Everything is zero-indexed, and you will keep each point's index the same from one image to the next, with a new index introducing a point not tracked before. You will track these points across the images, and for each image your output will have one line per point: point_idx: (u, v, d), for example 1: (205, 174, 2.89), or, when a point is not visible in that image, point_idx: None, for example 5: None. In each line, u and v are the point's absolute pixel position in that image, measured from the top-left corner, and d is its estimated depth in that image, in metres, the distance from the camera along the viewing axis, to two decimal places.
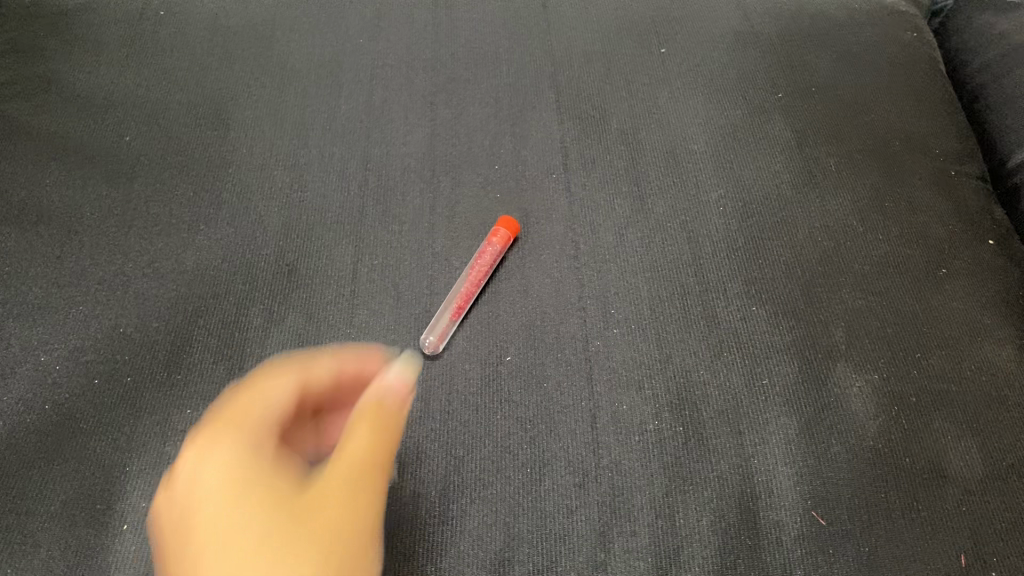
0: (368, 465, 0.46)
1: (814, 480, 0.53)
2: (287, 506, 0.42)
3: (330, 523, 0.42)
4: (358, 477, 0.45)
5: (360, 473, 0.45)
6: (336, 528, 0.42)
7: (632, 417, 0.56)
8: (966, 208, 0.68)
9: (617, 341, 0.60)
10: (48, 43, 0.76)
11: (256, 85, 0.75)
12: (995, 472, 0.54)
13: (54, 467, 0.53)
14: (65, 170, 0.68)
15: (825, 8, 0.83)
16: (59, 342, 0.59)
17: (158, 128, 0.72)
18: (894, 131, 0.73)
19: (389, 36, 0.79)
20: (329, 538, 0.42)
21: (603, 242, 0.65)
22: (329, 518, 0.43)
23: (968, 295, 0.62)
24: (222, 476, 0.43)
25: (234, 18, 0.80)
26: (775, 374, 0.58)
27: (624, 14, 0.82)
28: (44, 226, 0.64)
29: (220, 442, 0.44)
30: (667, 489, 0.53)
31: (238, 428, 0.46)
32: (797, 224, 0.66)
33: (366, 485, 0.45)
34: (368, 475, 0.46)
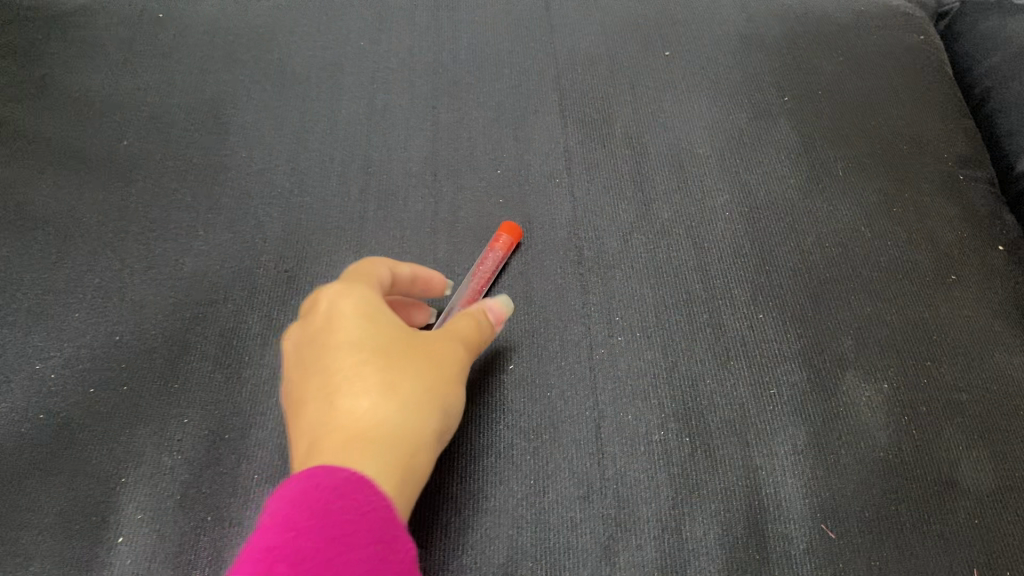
0: (469, 344, 0.53)
1: (823, 492, 0.52)
2: (406, 350, 0.49)
3: (439, 376, 0.49)
4: (461, 351, 0.52)
5: (463, 348, 0.53)
6: (440, 380, 0.49)
7: (637, 427, 0.55)
8: (976, 214, 0.67)
9: (622, 349, 0.59)
10: (46, 45, 0.76)
11: (255, 87, 0.75)
12: (1008, 483, 0.53)
13: (48, 478, 0.52)
14: (61, 174, 0.67)
15: (830, 11, 0.82)
16: (54, 351, 0.58)
17: (156, 130, 0.71)
18: (903, 135, 0.72)
19: (391, 39, 0.79)
20: (437, 384, 0.49)
21: (607, 247, 0.64)
22: (438, 370, 0.50)
23: (978, 302, 0.61)
24: (359, 313, 0.49)
25: (234, 20, 0.79)
26: (782, 383, 0.57)
27: (628, 16, 0.81)
28: (39, 231, 0.64)
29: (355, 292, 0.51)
30: (673, 502, 0.52)
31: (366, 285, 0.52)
32: (805, 229, 0.65)
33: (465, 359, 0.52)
34: (468, 352, 0.53)
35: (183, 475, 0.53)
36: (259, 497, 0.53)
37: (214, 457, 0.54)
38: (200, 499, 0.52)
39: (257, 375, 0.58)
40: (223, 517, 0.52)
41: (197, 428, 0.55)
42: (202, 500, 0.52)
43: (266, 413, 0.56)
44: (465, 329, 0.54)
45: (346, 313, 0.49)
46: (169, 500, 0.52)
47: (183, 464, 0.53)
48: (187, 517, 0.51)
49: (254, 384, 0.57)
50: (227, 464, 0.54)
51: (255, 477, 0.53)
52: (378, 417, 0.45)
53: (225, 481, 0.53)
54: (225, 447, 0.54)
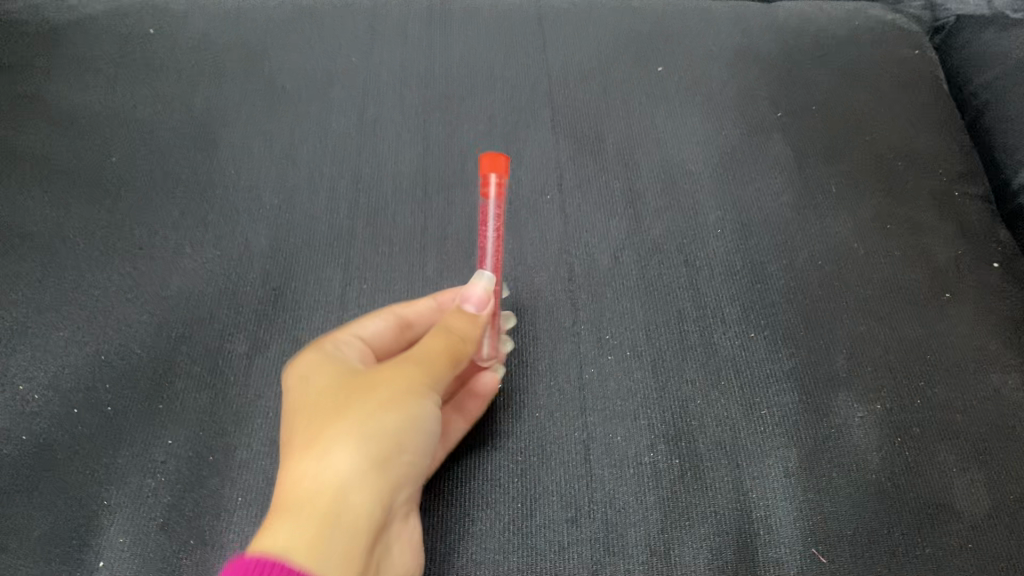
0: (427, 353, 0.46)
1: (815, 515, 0.52)
2: (345, 380, 0.45)
3: (382, 385, 0.43)
4: (423, 355, 0.46)
5: (422, 355, 0.46)
6: (386, 389, 0.43)
7: (627, 449, 0.54)
8: (972, 230, 0.66)
9: (612, 368, 0.58)
10: (35, 61, 0.75)
11: (244, 103, 0.74)
12: (1003, 506, 0.52)
13: (28, 501, 0.52)
14: (47, 191, 0.66)
15: (825, 25, 0.82)
16: (37, 370, 0.57)
17: (144, 146, 0.70)
18: (898, 151, 0.71)
19: (382, 53, 0.78)
20: (377, 383, 0.44)
21: (598, 265, 0.64)
22: (384, 368, 0.45)
23: (974, 320, 0.61)
24: (308, 364, 0.48)
25: (225, 34, 0.79)
26: (774, 404, 0.56)
27: (622, 30, 0.80)
28: (24, 249, 0.63)
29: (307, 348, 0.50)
30: (663, 525, 0.51)
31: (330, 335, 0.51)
32: (798, 247, 0.65)
33: (428, 360, 0.46)
34: (429, 360, 0.46)
35: (165, 497, 0.52)
36: (242, 520, 0.52)
37: (197, 479, 0.53)
38: (182, 522, 0.51)
39: (242, 395, 0.57)
40: (206, 540, 0.51)
41: (180, 449, 0.54)
42: (184, 523, 0.51)
43: (250, 433, 0.55)
44: (436, 336, 0.48)
45: (293, 369, 0.48)
46: (151, 523, 0.51)
47: (166, 487, 0.53)
48: (169, 541, 0.51)
49: (239, 405, 0.57)
50: (210, 486, 0.53)
51: (238, 499, 0.53)
52: (294, 460, 0.40)
53: (209, 503, 0.52)
54: (208, 469, 0.54)
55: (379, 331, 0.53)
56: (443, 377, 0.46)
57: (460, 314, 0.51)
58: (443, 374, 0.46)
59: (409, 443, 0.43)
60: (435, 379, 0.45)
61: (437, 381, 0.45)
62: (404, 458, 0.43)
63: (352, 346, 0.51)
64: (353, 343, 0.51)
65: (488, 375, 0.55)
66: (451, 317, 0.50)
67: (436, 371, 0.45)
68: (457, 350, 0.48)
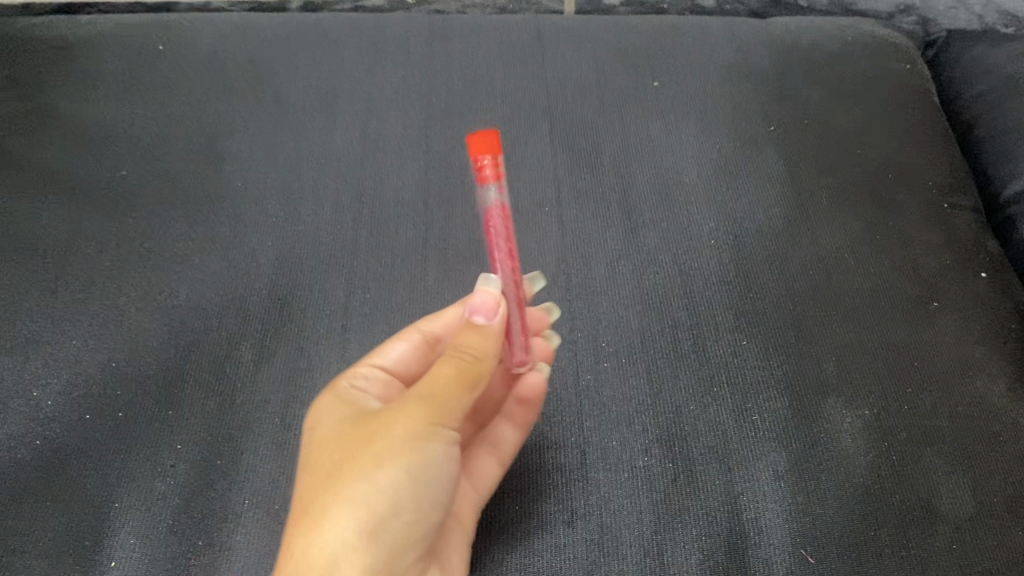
0: (429, 391, 0.44)
1: (804, 517, 0.53)
2: (353, 423, 0.46)
3: (378, 439, 0.43)
4: (427, 392, 0.44)
5: (426, 394, 0.44)
6: (381, 445, 0.43)
7: (622, 453, 0.56)
8: (960, 242, 0.68)
9: (608, 375, 0.60)
10: (48, 77, 0.77)
11: (251, 118, 0.76)
12: (987, 509, 0.54)
13: (42, 503, 0.53)
14: (60, 204, 0.69)
15: (819, 40, 0.83)
16: (51, 377, 0.59)
17: (154, 160, 0.73)
18: (888, 164, 0.73)
19: (385, 69, 0.80)
20: (368, 445, 0.43)
21: (595, 275, 0.66)
22: (381, 421, 0.44)
23: (961, 328, 0.62)
24: (335, 401, 0.49)
25: (233, 50, 0.81)
26: (765, 410, 0.58)
27: (619, 46, 0.82)
28: (38, 260, 0.65)
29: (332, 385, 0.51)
30: (656, 527, 0.53)
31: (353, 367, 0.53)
32: (790, 257, 0.66)
33: (429, 402, 0.44)
34: (430, 402, 0.44)
35: (174, 500, 0.54)
36: (248, 522, 0.54)
37: (205, 482, 0.55)
38: (191, 524, 0.53)
39: (248, 401, 0.59)
40: (213, 541, 0.53)
41: (189, 454, 0.56)
42: (192, 525, 0.53)
43: (256, 438, 0.57)
44: (447, 363, 0.45)
45: (320, 404, 0.49)
46: (160, 525, 0.53)
47: (174, 490, 0.55)
48: (178, 542, 0.52)
49: (246, 410, 0.58)
50: (217, 489, 0.55)
51: (245, 502, 0.54)
52: (291, 524, 0.43)
53: (216, 505, 0.54)
54: (216, 472, 0.55)
55: (405, 355, 0.54)
56: (450, 414, 0.44)
57: (467, 328, 0.47)
58: (449, 412, 0.44)
59: (408, 496, 0.43)
60: (439, 420, 0.44)
61: (441, 421, 0.44)
62: (406, 510, 0.43)
63: (375, 381, 0.53)
64: (376, 377, 0.53)
65: (532, 375, 0.54)
66: (461, 334, 0.47)
67: (439, 414, 0.44)
68: (469, 375, 0.45)
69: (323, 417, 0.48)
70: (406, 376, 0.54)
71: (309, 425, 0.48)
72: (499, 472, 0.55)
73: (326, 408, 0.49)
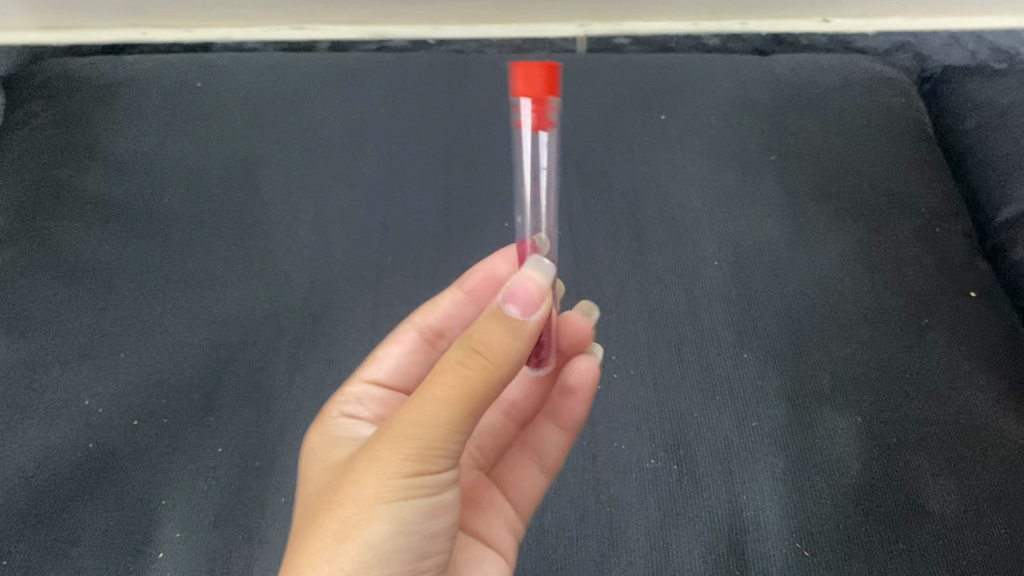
0: (402, 426, 0.38)
1: (799, 514, 0.58)
2: (340, 469, 0.42)
3: (345, 499, 0.39)
4: (415, 425, 0.37)
5: (401, 428, 0.38)
6: (347, 506, 0.38)
7: (631, 456, 0.61)
8: (951, 263, 0.72)
9: (617, 387, 0.65)
10: (94, 113, 0.83)
11: (285, 150, 0.81)
12: (972, 507, 0.58)
13: (95, 500, 0.58)
14: (109, 231, 0.74)
15: (819, 73, 0.88)
16: (101, 387, 0.64)
17: (194, 190, 0.78)
18: (882, 191, 0.77)
19: (408, 104, 0.85)
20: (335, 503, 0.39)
21: (605, 294, 0.70)
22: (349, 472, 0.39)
23: (950, 342, 0.67)
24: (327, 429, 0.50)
25: (266, 88, 0.86)
26: (764, 418, 0.63)
27: (629, 80, 0.87)
28: (89, 281, 0.70)
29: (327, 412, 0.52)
30: (661, 523, 0.58)
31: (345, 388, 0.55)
32: (789, 277, 0.71)
33: (401, 439, 0.38)
34: (401, 444, 0.38)
35: (216, 499, 0.59)
36: (284, 518, 0.58)
37: (245, 483, 0.60)
38: (232, 520, 0.58)
39: (284, 408, 0.64)
40: (253, 535, 0.57)
41: (228, 457, 0.61)
42: (233, 521, 0.58)
43: (291, 442, 0.62)
44: (446, 373, 0.38)
45: (327, 441, 0.49)
46: (203, 521, 0.58)
47: (216, 489, 0.60)
48: (220, 536, 0.57)
49: (282, 416, 0.63)
50: (256, 489, 0.60)
51: (281, 500, 0.59)
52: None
53: (255, 503, 0.59)
54: (256, 473, 0.60)
55: (400, 360, 0.57)
56: (430, 455, 0.38)
57: (492, 322, 0.38)
58: (427, 455, 0.38)
59: (383, 559, 0.39)
60: (423, 462, 0.38)
61: (418, 467, 0.38)
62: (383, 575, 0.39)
63: (371, 396, 0.54)
64: (373, 392, 0.55)
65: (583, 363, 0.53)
66: (485, 326, 0.38)
67: (413, 458, 0.38)
68: (472, 395, 0.37)
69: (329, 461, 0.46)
70: (403, 384, 0.57)
71: (315, 470, 0.46)
72: (544, 480, 0.57)
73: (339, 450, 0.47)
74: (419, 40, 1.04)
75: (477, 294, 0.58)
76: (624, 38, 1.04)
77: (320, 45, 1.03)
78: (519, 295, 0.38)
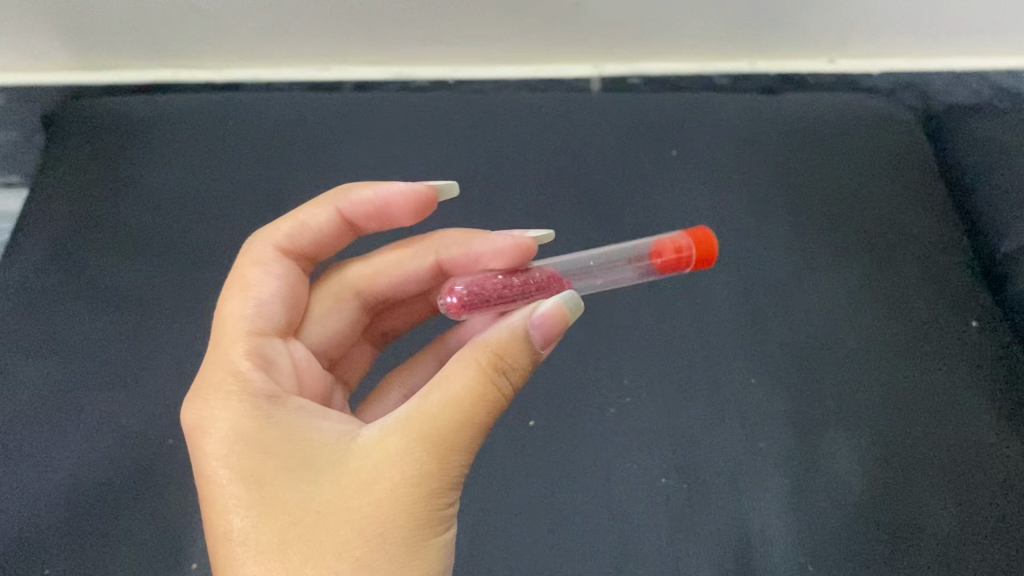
0: (439, 452, 0.42)
1: (805, 532, 0.62)
2: (321, 478, 0.43)
3: (385, 515, 0.41)
4: (457, 444, 0.42)
5: (437, 444, 0.42)
6: (393, 525, 0.41)
7: (642, 475, 0.64)
8: (954, 291, 0.75)
9: (629, 409, 0.68)
10: (129, 148, 0.88)
11: (312, 185, 0.85)
12: (971, 527, 0.61)
13: (134, 514, 0.64)
14: (144, 263, 0.79)
15: (825, 108, 0.91)
16: (138, 409, 0.70)
17: (225, 221, 0.82)
18: (887, 224, 0.80)
19: (430, 140, 0.89)
20: (374, 522, 0.41)
21: (617, 320, 0.73)
22: (373, 487, 0.42)
23: (951, 368, 0.70)
24: (217, 396, 0.47)
25: (293, 123, 0.90)
26: (769, 440, 0.66)
27: (642, 116, 0.90)
28: (127, 312, 0.75)
29: (219, 366, 0.48)
30: (671, 539, 0.62)
31: (236, 338, 0.50)
32: (795, 305, 0.74)
33: (444, 458, 0.42)
34: (441, 474, 0.42)
35: None
36: None
37: None
38: None
39: None
40: None
41: None
42: None
43: None
44: (478, 390, 0.42)
45: (222, 404, 0.46)
46: None
47: None
48: None
49: None
50: None
51: None
52: None
53: None
54: None
55: (280, 294, 0.53)
56: (458, 480, 0.43)
57: (519, 339, 0.44)
58: (457, 480, 0.43)
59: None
60: (459, 478, 0.43)
61: (448, 493, 0.43)
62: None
63: (279, 349, 0.52)
64: (279, 345, 0.52)
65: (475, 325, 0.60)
66: (513, 342, 0.43)
67: (447, 485, 0.42)
68: (498, 412, 0.43)
69: (247, 436, 0.45)
70: (284, 319, 0.54)
71: (237, 451, 0.44)
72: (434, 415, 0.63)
73: (252, 420, 0.45)
74: (439, 80, 1.08)
75: (355, 219, 0.58)
76: (637, 77, 1.08)
77: (344, 84, 1.08)
78: (544, 324, 0.44)
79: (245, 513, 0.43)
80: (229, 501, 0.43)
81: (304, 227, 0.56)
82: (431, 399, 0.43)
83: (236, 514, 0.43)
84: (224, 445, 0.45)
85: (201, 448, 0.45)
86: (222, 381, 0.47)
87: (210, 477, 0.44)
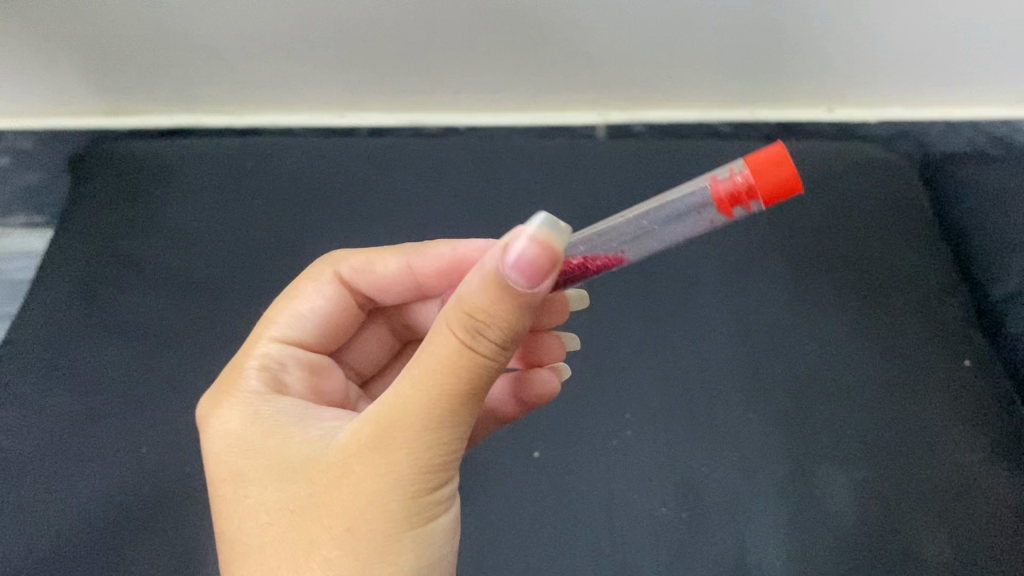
0: (404, 436, 0.42)
1: (800, 560, 0.64)
2: (299, 476, 0.46)
3: (358, 505, 0.43)
4: (427, 421, 0.42)
5: (404, 427, 0.42)
6: (366, 514, 0.43)
7: (643, 504, 0.67)
8: (947, 330, 0.77)
9: (631, 440, 0.70)
10: (151, 190, 0.92)
11: (328, 225, 0.89)
12: (963, 559, 0.63)
13: (153, 536, 0.67)
14: (165, 298, 0.82)
15: (824, 154, 0.94)
16: (159, 437, 0.73)
17: (243, 259, 0.85)
18: (883, 265, 0.83)
19: (442, 183, 0.92)
20: (348, 515, 0.43)
21: (621, 356, 0.76)
22: (347, 480, 0.44)
23: (945, 406, 0.72)
24: (229, 401, 0.51)
25: (310, 167, 0.94)
26: (767, 473, 0.68)
27: (646, 162, 0.94)
28: (148, 346, 0.79)
29: (234, 370, 0.54)
30: (671, 565, 0.64)
31: (256, 346, 0.56)
32: (792, 342, 0.76)
33: (413, 443, 0.42)
34: (410, 458, 0.42)
35: None
36: None
37: None
38: None
39: None
40: None
41: None
42: None
43: None
44: (448, 365, 0.42)
45: (227, 406, 0.51)
46: None
47: None
48: None
49: None
50: None
51: None
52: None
53: None
54: None
55: (314, 309, 0.58)
56: (435, 462, 0.43)
57: (494, 290, 0.41)
58: (433, 464, 0.43)
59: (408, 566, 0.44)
60: (438, 459, 0.43)
61: (426, 478, 0.43)
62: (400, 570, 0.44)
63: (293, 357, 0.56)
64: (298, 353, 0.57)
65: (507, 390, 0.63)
66: (486, 297, 0.41)
67: (421, 469, 0.43)
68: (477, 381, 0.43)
69: (245, 441, 0.49)
70: (314, 332, 0.59)
71: (230, 453, 0.49)
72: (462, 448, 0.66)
73: (253, 425, 0.49)
74: (451, 127, 1.12)
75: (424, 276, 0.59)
76: (641, 125, 1.11)
77: (359, 130, 1.12)
78: (518, 260, 0.40)
79: (238, 512, 0.47)
80: (225, 501, 0.48)
81: (373, 270, 0.59)
82: (406, 382, 0.43)
83: (230, 512, 0.47)
84: (225, 448, 0.49)
85: (206, 445, 0.51)
86: (234, 385, 0.52)
87: (213, 478, 0.49)
